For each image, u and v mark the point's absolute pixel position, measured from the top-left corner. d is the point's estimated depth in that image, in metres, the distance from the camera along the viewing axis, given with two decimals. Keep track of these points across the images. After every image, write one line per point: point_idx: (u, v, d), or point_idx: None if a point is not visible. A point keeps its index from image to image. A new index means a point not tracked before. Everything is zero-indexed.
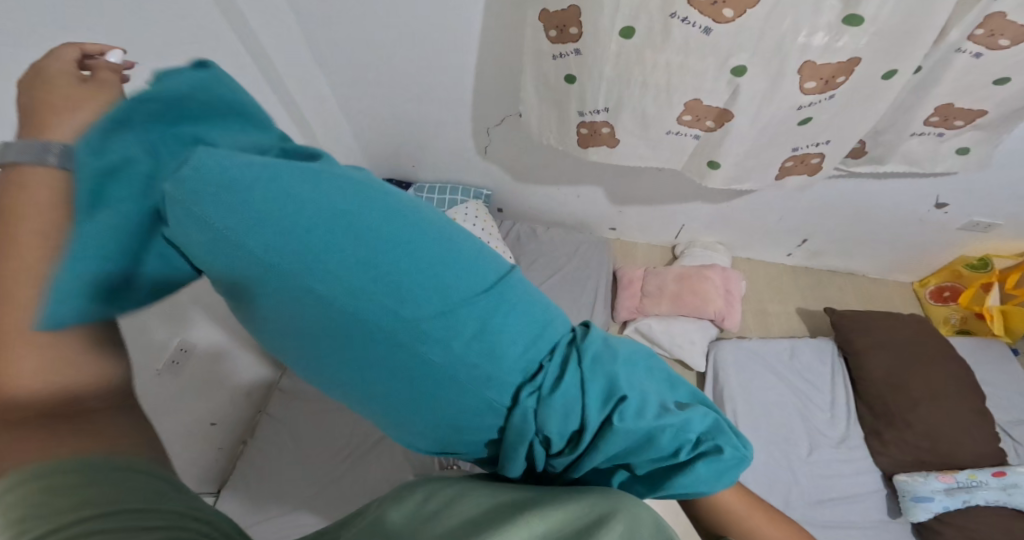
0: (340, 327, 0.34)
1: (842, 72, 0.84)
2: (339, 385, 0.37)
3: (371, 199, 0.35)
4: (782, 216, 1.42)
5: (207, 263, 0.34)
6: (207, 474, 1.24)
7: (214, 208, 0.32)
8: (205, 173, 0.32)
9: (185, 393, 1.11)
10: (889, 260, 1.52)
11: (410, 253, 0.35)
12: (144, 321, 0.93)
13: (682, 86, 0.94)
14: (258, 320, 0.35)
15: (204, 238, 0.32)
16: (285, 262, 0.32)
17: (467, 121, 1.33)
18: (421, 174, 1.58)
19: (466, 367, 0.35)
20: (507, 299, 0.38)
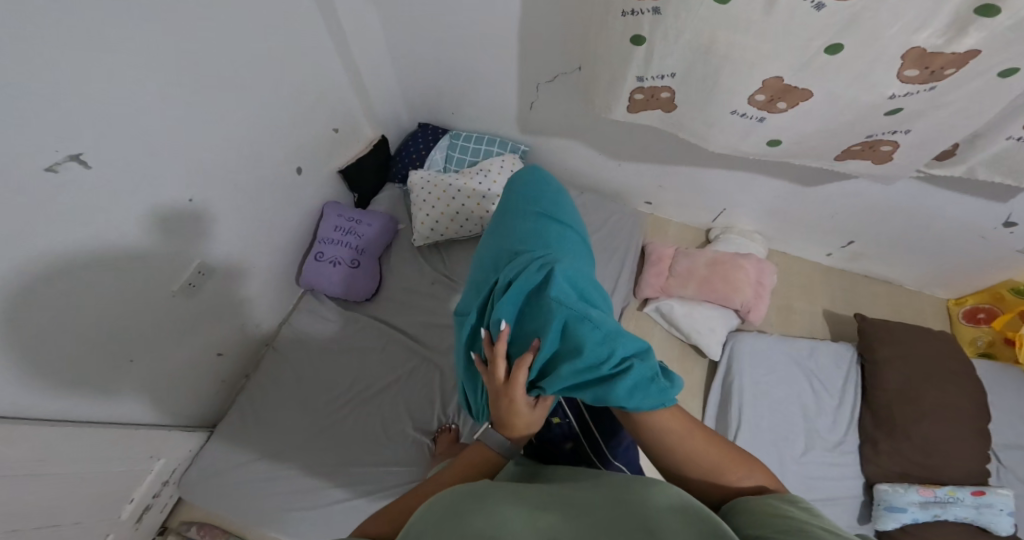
0: (511, 224, 0.75)
1: (954, 64, 0.75)
2: (489, 250, 0.74)
3: (560, 204, 0.80)
4: (832, 214, 1.36)
5: (501, 209, 0.82)
6: (207, 402, 1.25)
7: (518, 186, 0.83)
8: (520, 177, 0.86)
9: (191, 321, 1.09)
10: (932, 273, 1.46)
11: (556, 216, 0.76)
12: (147, 240, 0.90)
13: (758, 67, 0.86)
14: (495, 225, 0.79)
15: (505, 199, 0.83)
16: (516, 203, 0.80)
17: (514, 74, 1.24)
18: (458, 123, 1.50)
19: (527, 243, 0.69)
20: (575, 244, 0.73)
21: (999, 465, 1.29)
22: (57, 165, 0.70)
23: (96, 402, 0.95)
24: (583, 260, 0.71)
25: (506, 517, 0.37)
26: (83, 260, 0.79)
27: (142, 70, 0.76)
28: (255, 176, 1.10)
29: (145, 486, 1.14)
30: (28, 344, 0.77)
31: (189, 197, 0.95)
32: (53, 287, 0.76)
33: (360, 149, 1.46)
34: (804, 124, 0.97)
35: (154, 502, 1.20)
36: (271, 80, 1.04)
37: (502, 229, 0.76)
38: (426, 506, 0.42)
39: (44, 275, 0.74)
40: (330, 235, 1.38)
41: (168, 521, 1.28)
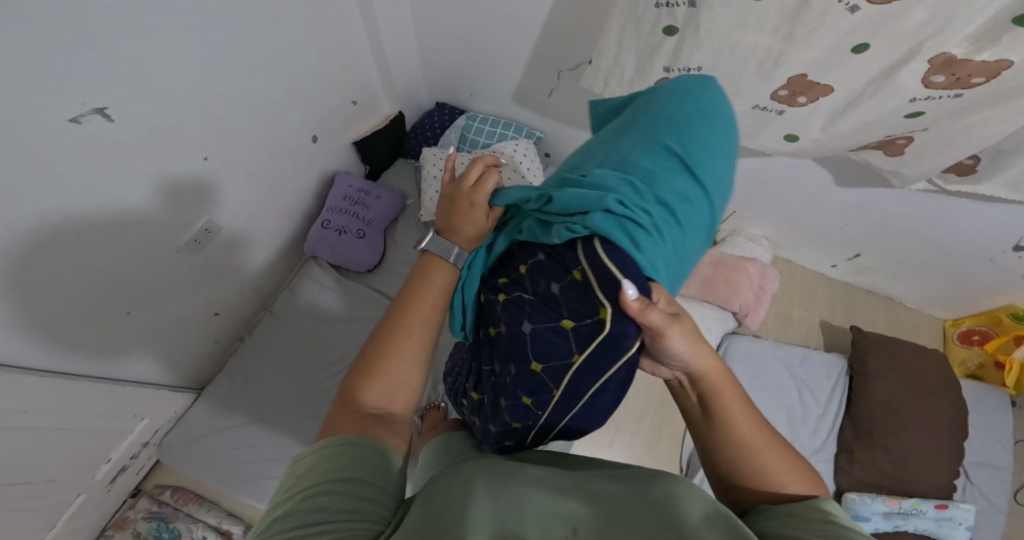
0: (658, 127, 0.54)
1: (984, 74, 0.74)
2: (616, 138, 0.56)
3: (729, 145, 0.55)
4: (844, 226, 1.37)
5: (666, 89, 0.58)
6: (200, 362, 1.25)
7: (697, 81, 0.58)
8: (708, 72, 0.60)
9: (195, 278, 1.08)
10: (932, 292, 1.49)
11: (714, 159, 0.53)
12: (157, 196, 0.89)
13: (785, 61, 0.84)
14: (646, 108, 0.57)
15: (676, 85, 0.58)
16: (686, 99, 0.55)
17: (539, 61, 1.22)
18: (476, 104, 1.48)
19: (646, 166, 0.51)
20: (698, 214, 0.52)
21: (967, 481, 1.35)
22: (82, 116, 0.70)
23: (91, 356, 0.95)
24: (688, 237, 0.52)
25: (529, 498, 0.38)
26: (86, 217, 0.78)
27: (165, 28, 0.75)
28: (271, 141, 1.09)
29: (124, 446, 1.15)
30: (28, 298, 0.76)
31: (204, 155, 0.93)
32: (53, 244, 0.75)
33: (377, 122, 1.43)
34: (822, 128, 0.97)
35: (131, 463, 1.21)
36: (301, 40, 1.02)
37: (640, 122, 0.55)
38: (450, 475, 0.43)
39: (48, 231, 0.73)
40: (338, 204, 1.37)
41: (142, 484, 1.30)
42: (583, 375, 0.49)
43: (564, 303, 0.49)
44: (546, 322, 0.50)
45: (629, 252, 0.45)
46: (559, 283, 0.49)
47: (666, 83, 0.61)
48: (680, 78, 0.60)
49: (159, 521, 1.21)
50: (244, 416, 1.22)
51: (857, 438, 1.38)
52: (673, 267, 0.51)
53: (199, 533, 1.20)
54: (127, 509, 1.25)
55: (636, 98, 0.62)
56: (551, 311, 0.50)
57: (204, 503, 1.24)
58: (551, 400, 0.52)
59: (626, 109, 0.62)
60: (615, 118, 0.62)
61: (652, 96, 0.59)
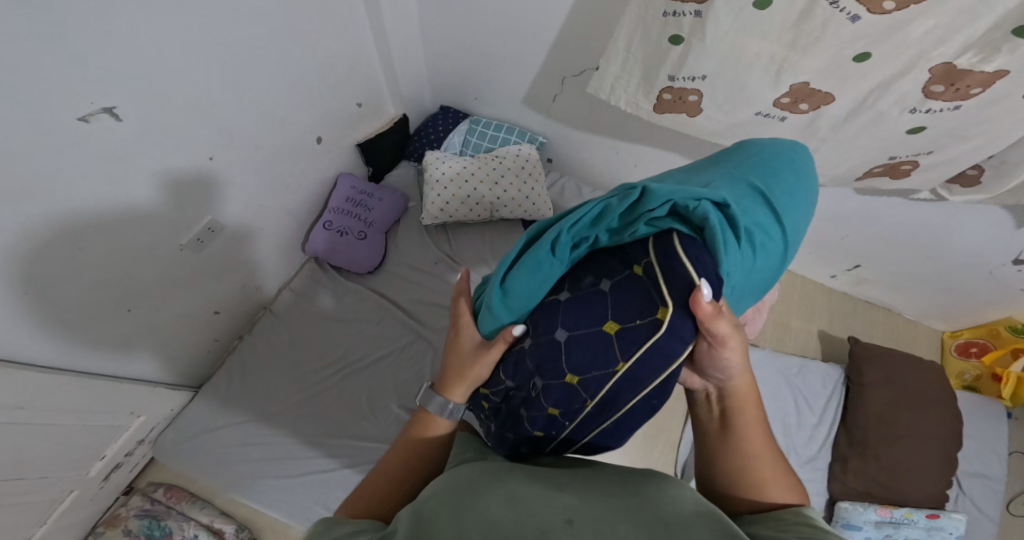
0: (749, 168, 0.60)
1: (982, 84, 0.74)
2: (709, 169, 0.62)
3: (807, 209, 0.62)
4: (844, 237, 1.38)
5: (756, 147, 0.66)
6: (198, 360, 1.25)
7: (786, 149, 0.66)
8: (797, 144, 0.69)
9: (197, 275, 1.08)
10: (930, 304, 1.50)
11: (794, 211, 0.59)
12: (162, 192, 0.89)
13: (788, 70, 0.86)
14: (737, 156, 0.64)
15: (766, 145, 0.66)
16: (772, 157, 0.63)
17: (545, 67, 1.23)
18: (480, 108, 1.48)
19: (738, 190, 0.56)
20: (773, 250, 0.56)
21: (959, 490, 1.36)
22: (90, 115, 0.70)
23: (90, 352, 0.94)
24: (760, 264, 0.56)
25: (519, 498, 0.39)
26: (88, 214, 0.78)
27: (173, 27, 0.75)
28: (277, 140, 1.09)
29: (119, 444, 1.14)
30: (27, 293, 0.76)
31: (209, 155, 0.94)
32: (54, 240, 0.75)
33: (382, 125, 1.43)
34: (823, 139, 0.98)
35: (125, 461, 1.21)
36: (310, 40, 1.03)
37: (733, 163, 0.62)
38: (446, 477, 0.44)
39: (50, 224, 0.73)
40: (341, 205, 1.37)
41: (135, 481, 1.29)
42: (625, 387, 0.48)
43: (615, 303, 0.49)
44: (588, 327, 0.50)
45: (712, 256, 0.47)
46: (606, 286, 0.51)
47: (756, 143, 0.68)
48: (770, 140, 0.68)
49: (150, 519, 1.20)
50: (240, 414, 1.21)
51: (851, 447, 1.38)
52: (744, 283, 0.54)
53: (191, 531, 1.18)
54: (119, 506, 1.25)
55: (726, 149, 0.69)
56: (595, 316, 0.50)
57: (197, 501, 1.23)
58: (584, 411, 0.50)
59: (713, 156, 0.69)
60: (702, 160, 0.69)
61: (743, 150, 0.66)
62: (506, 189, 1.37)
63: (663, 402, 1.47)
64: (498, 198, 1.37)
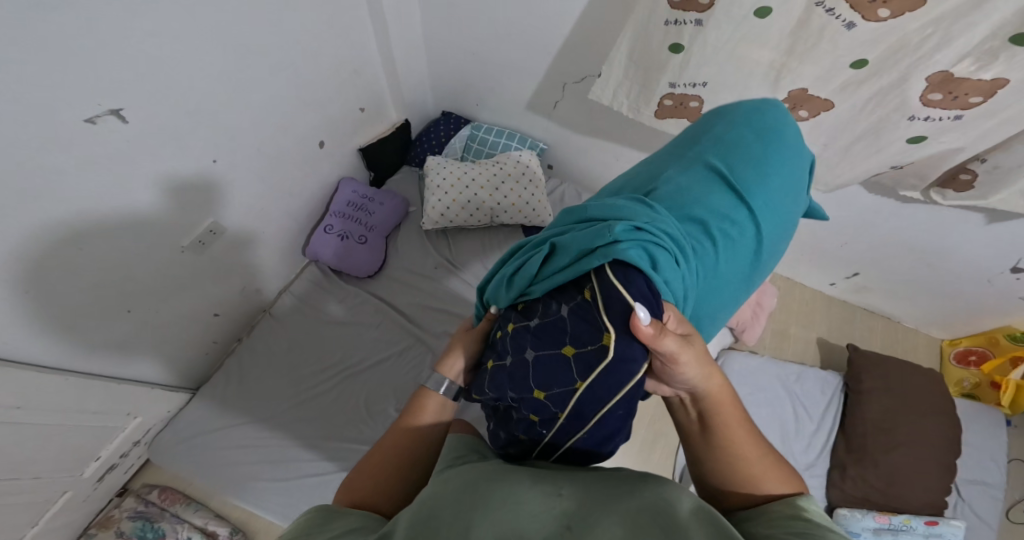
0: (705, 165, 0.65)
1: (982, 93, 0.75)
2: (666, 168, 0.67)
3: (771, 190, 0.66)
4: (843, 245, 1.39)
5: (720, 130, 0.70)
6: (196, 362, 1.25)
7: (750, 129, 0.70)
8: (768, 111, 0.72)
9: (197, 278, 1.09)
10: (930, 312, 1.51)
11: (753, 198, 0.64)
12: (163, 193, 0.89)
13: (788, 79, 0.87)
14: (698, 145, 0.68)
15: (731, 126, 0.70)
16: (733, 145, 0.67)
17: (547, 74, 1.24)
18: (482, 114, 1.50)
19: (685, 199, 0.61)
20: (730, 245, 0.62)
21: (958, 497, 1.36)
22: (97, 117, 0.71)
23: (87, 353, 0.94)
24: (716, 262, 0.62)
25: (518, 500, 0.39)
26: (90, 214, 0.79)
27: (180, 31, 0.76)
28: (280, 143, 1.10)
29: (114, 445, 1.14)
30: (28, 291, 0.76)
31: (213, 158, 0.94)
32: (55, 240, 0.76)
33: (384, 130, 1.45)
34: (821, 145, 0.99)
35: (120, 462, 1.20)
36: (315, 44, 1.04)
37: (688, 160, 0.67)
38: (445, 480, 0.44)
39: (52, 222, 0.74)
40: (342, 209, 1.38)
41: (129, 483, 1.29)
42: (588, 400, 0.48)
43: (576, 319, 0.50)
44: (551, 348, 0.50)
45: (641, 273, 0.51)
46: (565, 309, 0.52)
47: (724, 117, 0.72)
48: (737, 114, 0.72)
49: (143, 520, 1.19)
50: (237, 416, 1.21)
51: (850, 454, 1.38)
52: (699, 284, 0.60)
53: (184, 534, 1.18)
54: (112, 508, 1.24)
55: (698, 129, 0.73)
56: (557, 338, 0.51)
57: (191, 503, 1.23)
58: (557, 423, 0.50)
59: (680, 137, 0.74)
60: (670, 144, 0.74)
61: (709, 132, 0.70)
62: (507, 194, 1.38)
63: (661, 408, 1.48)
64: (498, 204, 1.38)
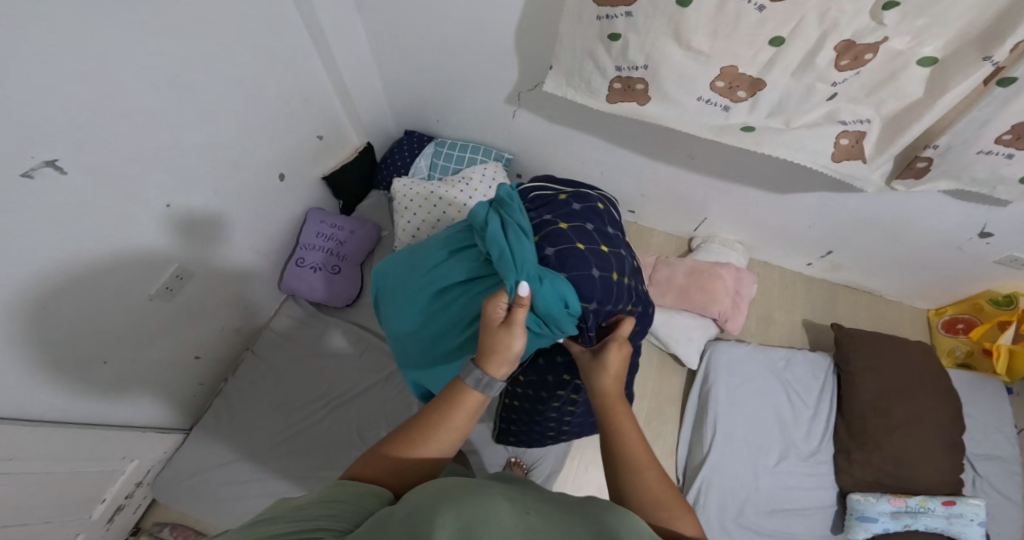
0: (439, 242, 0.89)
1: (872, 48, 0.74)
2: (446, 250, 0.85)
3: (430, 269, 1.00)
4: (810, 225, 1.38)
5: (400, 270, 0.93)
6: (184, 405, 1.24)
7: (403, 258, 0.95)
8: (393, 268, 0.96)
9: (174, 320, 1.09)
10: (910, 284, 1.51)
11: None
12: (122, 242, 0.89)
13: (714, 57, 0.84)
14: (422, 252, 0.90)
15: (405, 265, 0.92)
16: (413, 254, 0.93)
17: (497, 84, 1.27)
18: (445, 130, 1.52)
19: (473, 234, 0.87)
20: None
21: (975, 474, 1.35)
22: (34, 171, 0.70)
23: (73, 401, 0.94)
24: None
25: (468, 510, 0.40)
26: (58, 260, 0.79)
27: (123, 78, 0.77)
28: (238, 180, 1.11)
29: (117, 486, 1.12)
30: (6, 338, 0.76)
31: (166, 203, 0.95)
32: (20, 291, 0.75)
33: (347, 155, 1.48)
34: (785, 147, 0.96)
35: (127, 502, 1.18)
36: (257, 83, 1.05)
37: (435, 246, 0.88)
38: (440, 491, 0.43)
39: (17, 280, 0.74)
40: (312, 241, 1.38)
41: (141, 522, 1.27)
42: (614, 231, 0.84)
43: (556, 217, 0.79)
44: (585, 227, 0.78)
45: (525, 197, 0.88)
46: (554, 229, 0.76)
47: (404, 271, 0.92)
48: (394, 269, 0.94)
49: None
50: (232, 458, 1.20)
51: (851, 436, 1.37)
52: None
53: None
54: None
55: (409, 271, 0.90)
56: (574, 220, 0.79)
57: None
58: (630, 264, 0.81)
59: (412, 276, 0.88)
60: (413, 274, 0.89)
61: (411, 265, 0.90)
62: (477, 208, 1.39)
63: (656, 409, 1.47)
64: None
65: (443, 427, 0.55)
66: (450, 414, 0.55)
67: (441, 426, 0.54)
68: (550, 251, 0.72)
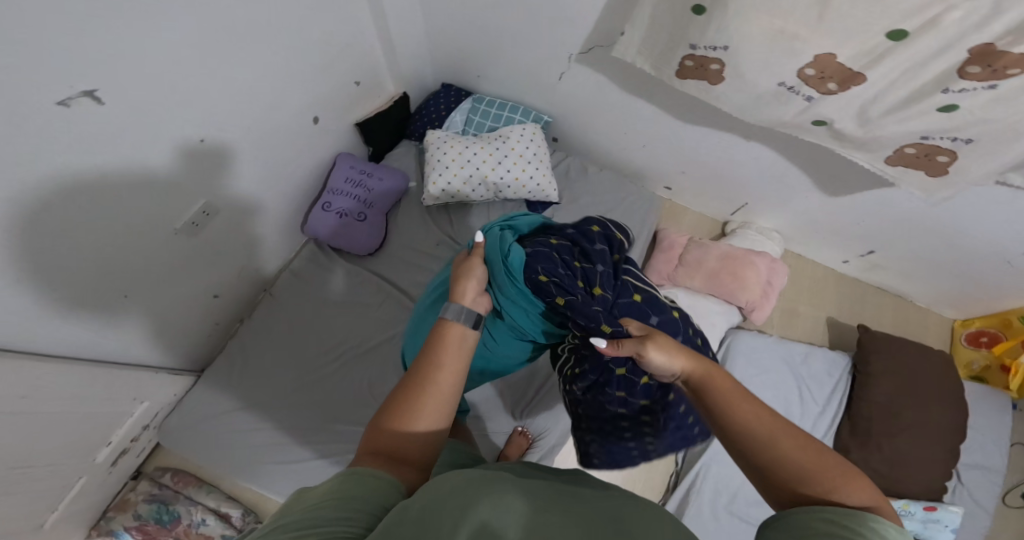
0: None
1: (1020, 64, 0.62)
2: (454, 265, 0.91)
3: None
4: (858, 222, 1.30)
5: None
6: (201, 343, 1.25)
7: None
8: None
9: (194, 258, 1.07)
10: (946, 293, 1.46)
11: None
12: (141, 183, 0.85)
13: (815, 41, 0.73)
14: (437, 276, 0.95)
15: None
16: None
17: (547, 40, 1.18)
18: (484, 86, 1.44)
19: None
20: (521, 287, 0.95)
21: (957, 483, 1.37)
22: (71, 100, 0.67)
23: (93, 333, 0.93)
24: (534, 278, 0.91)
25: (484, 512, 0.38)
26: (77, 202, 0.76)
27: (155, 9, 0.71)
28: (269, 121, 1.06)
29: (125, 429, 1.14)
30: (27, 271, 0.75)
31: (201, 136, 0.91)
32: (33, 231, 0.72)
33: (382, 104, 1.40)
34: (850, 146, 0.91)
35: (132, 446, 1.22)
36: (298, 18, 0.97)
37: None
38: (447, 488, 0.42)
39: (31, 218, 0.71)
40: (340, 186, 1.34)
41: (143, 466, 1.33)
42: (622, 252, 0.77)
43: (556, 229, 0.77)
44: (580, 239, 0.74)
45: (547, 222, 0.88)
46: (541, 236, 0.74)
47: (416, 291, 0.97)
48: None
49: (159, 503, 1.26)
50: (243, 399, 1.21)
51: (853, 437, 1.38)
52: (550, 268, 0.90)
53: (199, 515, 1.25)
54: (127, 491, 1.30)
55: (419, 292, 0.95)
56: (571, 233, 0.75)
57: (204, 486, 1.29)
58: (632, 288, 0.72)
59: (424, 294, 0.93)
60: None
61: None
62: (510, 169, 1.34)
63: None
64: (501, 178, 1.34)
65: (440, 366, 0.54)
66: (444, 351, 0.55)
67: (437, 367, 0.54)
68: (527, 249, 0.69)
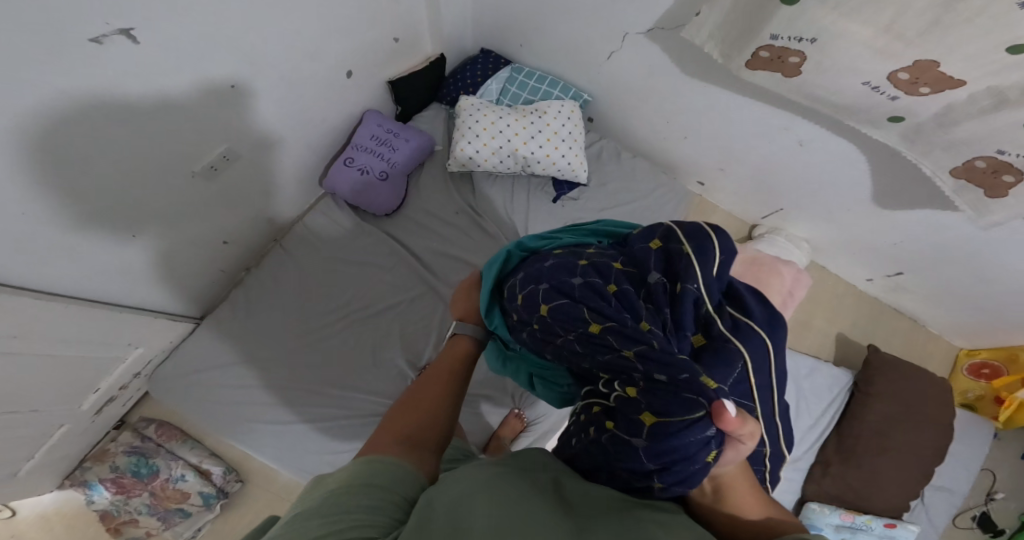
0: None
1: None
2: None
3: None
4: (896, 242, 1.27)
5: None
6: (204, 291, 1.18)
7: None
8: None
9: (207, 204, 0.99)
10: (961, 324, 1.46)
11: None
12: (161, 118, 0.77)
13: (916, 42, 0.67)
14: None
15: None
16: None
17: (606, 14, 1.10)
18: (524, 56, 1.37)
19: None
20: None
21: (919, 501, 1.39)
22: (104, 37, 0.62)
23: (94, 278, 0.86)
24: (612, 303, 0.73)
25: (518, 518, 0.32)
26: (88, 131, 0.68)
27: None
28: (304, 68, 0.98)
29: (113, 378, 1.07)
30: (39, 208, 0.68)
31: (233, 82, 0.85)
32: (44, 161, 0.65)
33: (417, 62, 1.32)
34: (916, 151, 0.87)
35: (119, 394, 1.16)
36: None
37: None
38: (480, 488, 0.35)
39: (38, 143, 0.63)
40: (365, 143, 1.26)
41: (127, 416, 1.27)
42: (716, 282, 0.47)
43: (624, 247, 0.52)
44: (649, 261, 0.49)
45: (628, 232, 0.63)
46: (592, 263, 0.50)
47: None
48: None
49: (138, 456, 1.20)
50: (236, 353, 1.15)
51: (837, 453, 1.38)
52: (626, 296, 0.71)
53: (179, 470, 1.20)
54: (108, 441, 1.24)
55: None
56: (637, 253, 0.50)
57: (187, 441, 1.23)
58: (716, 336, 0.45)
59: None
60: None
61: None
62: (542, 144, 1.27)
63: None
64: (532, 153, 1.27)
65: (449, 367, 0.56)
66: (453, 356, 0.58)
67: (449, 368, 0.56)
68: (556, 285, 0.50)
